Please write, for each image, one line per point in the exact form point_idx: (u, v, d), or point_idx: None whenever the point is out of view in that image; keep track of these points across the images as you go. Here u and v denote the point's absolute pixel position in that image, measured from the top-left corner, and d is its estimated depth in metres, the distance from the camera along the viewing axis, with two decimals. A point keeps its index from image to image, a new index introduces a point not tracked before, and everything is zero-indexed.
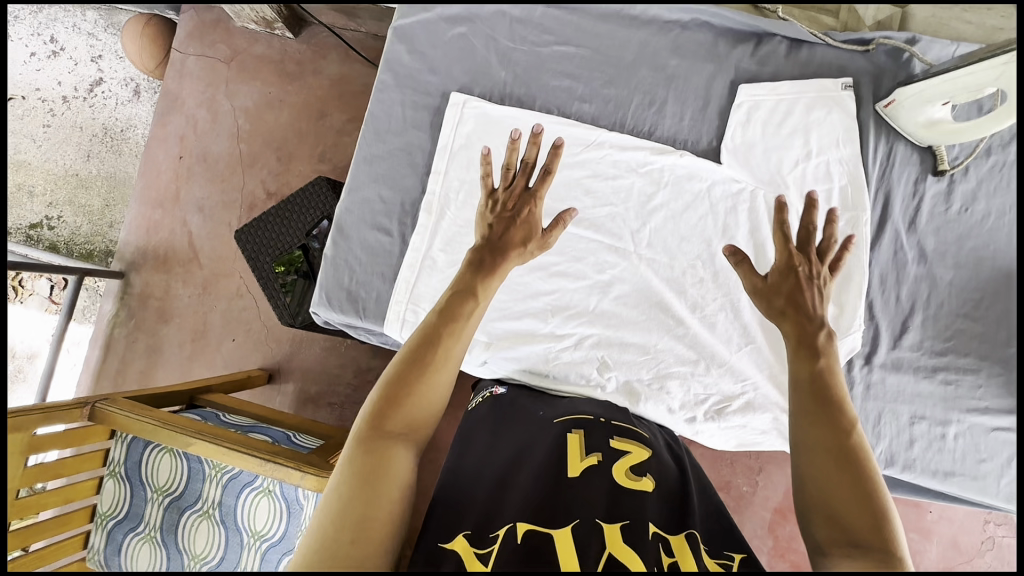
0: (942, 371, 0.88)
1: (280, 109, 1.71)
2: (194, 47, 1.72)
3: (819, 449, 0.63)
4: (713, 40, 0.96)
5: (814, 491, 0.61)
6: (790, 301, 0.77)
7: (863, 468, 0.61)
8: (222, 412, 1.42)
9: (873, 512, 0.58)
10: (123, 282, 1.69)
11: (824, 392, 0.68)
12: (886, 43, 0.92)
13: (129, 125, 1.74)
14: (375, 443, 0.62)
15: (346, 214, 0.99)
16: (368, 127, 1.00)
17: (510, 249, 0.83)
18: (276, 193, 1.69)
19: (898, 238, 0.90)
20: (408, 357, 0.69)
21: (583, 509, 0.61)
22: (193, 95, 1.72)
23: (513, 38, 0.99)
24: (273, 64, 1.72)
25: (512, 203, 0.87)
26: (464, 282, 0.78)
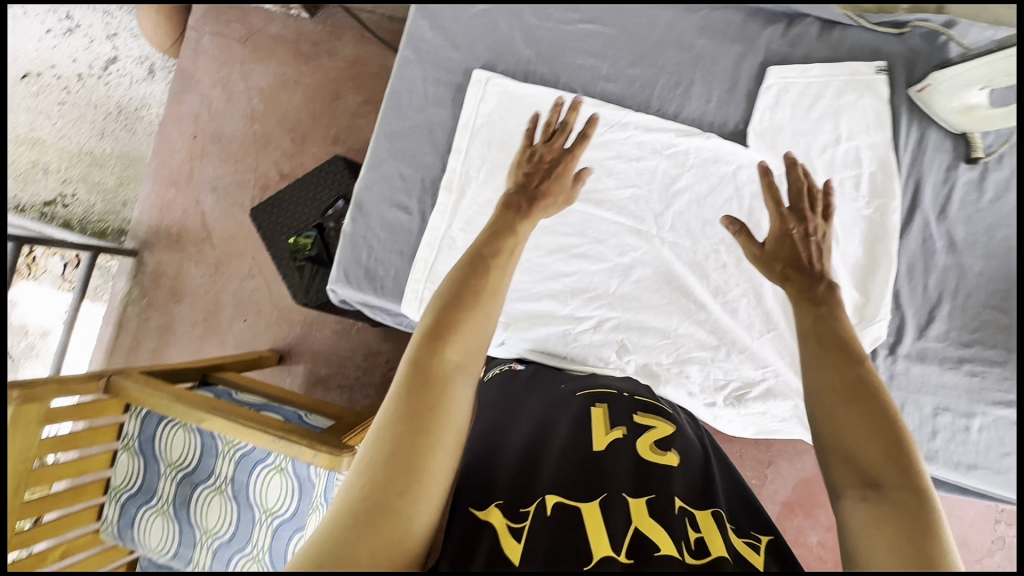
0: (968, 363, 0.86)
1: (295, 89, 1.70)
2: (210, 26, 1.72)
3: (825, 389, 0.59)
4: (743, 20, 0.94)
5: (826, 433, 0.57)
6: (791, 266, 0.77)
7: (874, 400, 0.57)
8: (234, 390, 1.42)
9: (891, 446, 0.53)
10: (136, 261, 1.69)
11: (831, 338, 0.64)
12: (923, 25, 0.89)
13: (143, 104, 1.74)
14: (426, 380, 0.57)
15: (366, 191, 0.98)
16: (389, 104, 0.99)
17: (543, 198, 0.83)
18: (289, 174, 1.68)
19: (927, 226, 0.88)
20: (455, 289, 0.64)
21: (610, 484, 0.61)
22: (208, 74, 1.72)
23: (538, 16, 0.97)
24: (289, 43, 1.70)
25: (552, 157, 0.88)
26: (500, 223, 0.75)
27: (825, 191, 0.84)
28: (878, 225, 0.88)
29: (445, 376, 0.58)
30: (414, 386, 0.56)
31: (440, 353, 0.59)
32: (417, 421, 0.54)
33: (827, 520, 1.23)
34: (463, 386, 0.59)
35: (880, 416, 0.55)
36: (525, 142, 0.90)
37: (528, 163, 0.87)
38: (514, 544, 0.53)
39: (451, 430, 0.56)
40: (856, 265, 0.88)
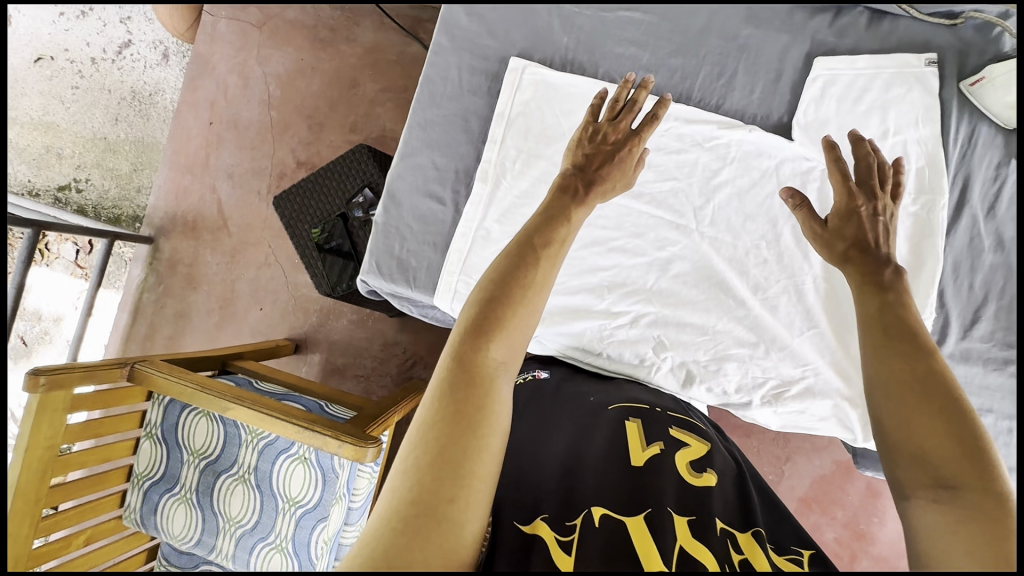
0: (1013, 364, 0.85)
1: (312, 76, 1.67)
2: (226, 11, 1.70)
3: (898, 386, 0.58)
4: (788, 9, 0.91)
5: (896, 432, 0.56)
6: (855, 245, 0.75)
7: (948, 395, 0.56)
8: (254, 378, 1.42)
9: (967, 445, 0.52)
10: (152, 247, 1.68)
11: (897, 329, 0.64)
12: (977, 16, 0.86)
13: (157, 89, 1.71)
14: (470, 377, 0.54)
15: (398, 180, 0.97)
16: (423, 91, 0.97)
17: (602, 185, 0.76)
18: (307, 162, 1.66)
19: (975, 224, 0.87)
20: (499, 282, 0.61)
21: (654, 499, 0.58)
22: (224, 59, 1.69)
23: (577, 3, 0.95)
24: (307, 29, 1.68)
25: (617, 138, 0.80)
26: (546, 210, 0.71)
27: (894, 166, 0.80)
28: (925, 222, 0.86)
29: (491, 374, 0.56)
30: (460, 383, 0.54)
31: (484, 350, 0.57)
32: (464, 421, 0.51)
33: (844, 517, 1.22)
34: (506, 384, 0.57)
35: (955, 414, 0.54)
36: (588, 116, 0.82)
37: (588, 144, 0.80)
38: (566, 557, 0.52)
39: (497, 432, 0.53)
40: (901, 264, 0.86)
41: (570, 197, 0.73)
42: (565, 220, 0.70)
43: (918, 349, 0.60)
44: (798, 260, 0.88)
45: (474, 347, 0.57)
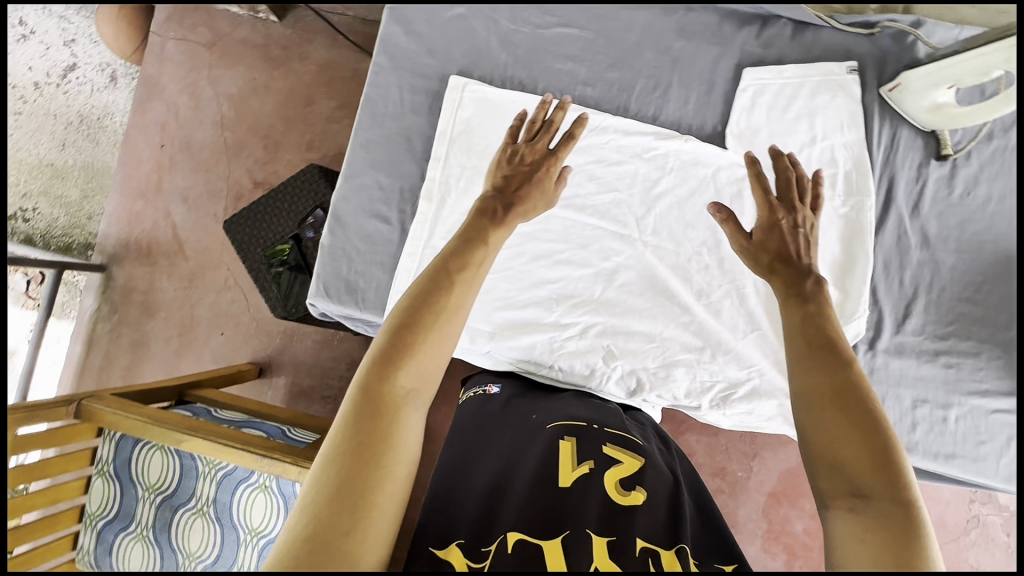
0: (944, 355, 0.88)
1: (265, 95, 1.65)
2: (174, 31, 1.67)
3: (820, 399, 0.61)
4: (717, 22, 0.94)
5: (818, 443, 0.59)
6: (776, 258, 0.78)
7: (860, 404, 0.60)
8: (214, 407, 1.38)
9: (879, 454, 0.56)
10: (104, 275, 1.63)
11: (820, 339, 0.67)
12: (892, 26, 0.91)
13: (106, 113, 1.67)
14: (376, 407, 0.59)
15: (343, 202, 0.96)
16: (364, 111, 0.97)
17: (522, 204, 0.81)
18: (263, 182, 1.64)
19: (901, 222, 0.90)
20: (411, 311, 0.65)
21: (574, 520, 0.62)
22: (173, 80, 1.66)
23: (514, 20, 0.97)
24: (257, 48, 1.66)
25: (533, 159, 0.85)
26: (462, 235, 0.74)
27: (812, 181, 0.85)
28: (854, 223, 0.89)
29: (397, 404, 0.60)
30: (364, 414, 0.58)
31: (391, 381, 0.61)
32: (365, 452, 0.56)
33: (812, 508, 1.25)
34: (413, 412, 0.61)
35: (868, 424, 0.58)
36: (508, 138, 0.87)
37: (508, 165, 0.85)
38: None
39: (401, 460, 0.58)
40: (835, 263, 0.89)
41: (488, 219, 0.77)
42: (479, 244, 0.73)
43: (839, 358, 0.64)
44: (740, 264, 0.90)
45: (382, 378, 0.61)
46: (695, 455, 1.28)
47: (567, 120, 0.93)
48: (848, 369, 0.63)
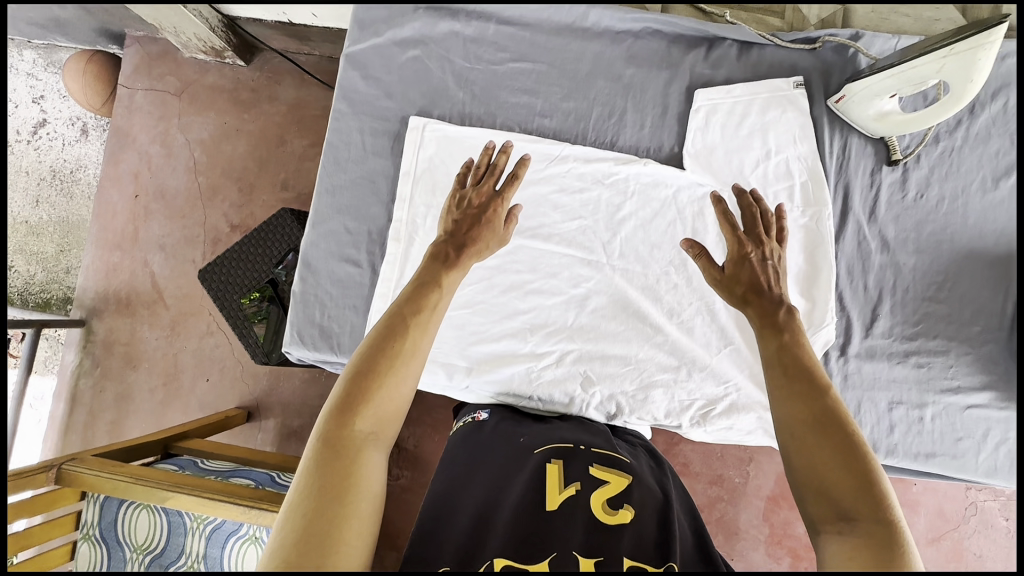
0: (914, 355, 0.90)
1: (237, 139, 1.66)
2: (141, 81, 1.66)
3: (800, 425, 0.65)
4: (666, 47, 0.97)
5: (802, 469, 0.63)
6: (749, 288, 0.82)
7: (839, 430, 0.64)
8: (201, 458, 1.36)
9: (860, 476, 0.60)
10: (85, 330, 1.61)
11: (798, 368, 0.71)
12: (832, 40, 0.92)
13: (79, 166, 1.69)
14: (339, 451, 0.64)
15: (312, 248, 0.96)
16: (327, 157, 0.98)
17: (472, 246, 0.86)
18: (240, 225, 1.64)
19: (860, 228, 0.92)
20: (369, 357, 0.71)
21: (560, 542, 0.63)
22: (144, 130, 1.66)
23: (468, 58, 0.99)
24: (226, 92, 1.67)
25: (479, 201, 0.90)
26: (416, 283, 0.81)
27: (777, 214, 0.89)
28: (815, 232, 0.91)
29: (357, 446, 0.65)
30: (326, 458, 0.63)
31: (351, 425, 0.66)
32: (329, 494, 0.60)
33: None
34: (375, 452, 0.66)
35: (847, 447, 0.62)
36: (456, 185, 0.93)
37: (457, 210, 0.90)
38: None
39: (366, 500, 0.63)
40: (799, 273, 0.91)
41: (440, 263, 0.84)
42: (432, 289, 0.80)
43: (810, 384, 0.68)
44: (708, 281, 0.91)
45: (343, 422, 0.66)
46: (691, 464, 1.27)
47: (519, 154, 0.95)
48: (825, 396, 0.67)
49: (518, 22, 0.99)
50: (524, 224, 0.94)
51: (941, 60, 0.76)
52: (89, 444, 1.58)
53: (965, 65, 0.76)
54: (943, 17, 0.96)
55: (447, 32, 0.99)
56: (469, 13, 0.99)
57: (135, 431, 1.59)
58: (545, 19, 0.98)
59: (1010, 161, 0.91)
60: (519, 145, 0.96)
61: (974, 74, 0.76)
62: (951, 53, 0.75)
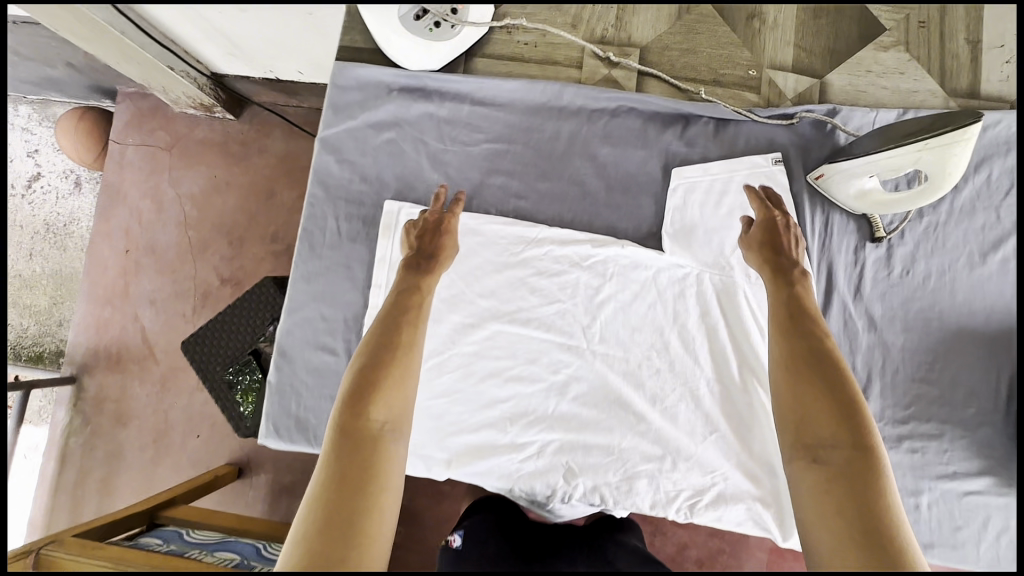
0: (907, 440, 0.86)
1: (227, 193, 1.65)
2: (133, 137, 1.65)
3: (795, 359, 0.74)
4: (641, 124, 0.96)
5: (790, 402, 0.71)
6: (770, 248, 0.84)
7: (829, 371, 0.71)
8: (186, 529, 1.27)
9: (839, 411, 0.67)
10: (74, 388, 1.57)
11: (794, 311, 0.79)
12: (809, 116, 0.92)
13: (72, 219, 1.67)
14: (357, 440, 0.65)
15: (288, 336, 0.95)
16: (303, 243, 0.97)
17: (442, 251, 0.88)
18: (231, 278, 1.62)
19: (846, 307, 0.90)
20: (375, 352, 0.74)
21: None
22: (135, 186, 1.65)
23: (443, 139, 0.98)
24: (217, 146, 1.66)
25: (433, 219, 0.91)
26: (407, 283, 0.84)
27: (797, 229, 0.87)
28: None
29: (375, 435, 0.66)
30: (347, 446, 0.64)
31: (366, 415, 0.67)
32: (355, 482, 0.61)
33: None
34: (393, 443, 0.67)
35: (832, 387, 0.69)
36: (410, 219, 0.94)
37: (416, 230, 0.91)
38: None
39: (390, 481, 0.64)
40: None
41: (412, 272, 0.86)
42: (420, 288, 0.84)
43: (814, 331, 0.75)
44: (689, 365, 0.90)
45: (356, 416, 0.67)
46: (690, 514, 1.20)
47: (496, 236, 0.94)
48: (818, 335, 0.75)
49: (493, 102, 0.98)
50: (503, 309, 0.93)
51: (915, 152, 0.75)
52: (76, 507, 1.51)
53: (938, 158, 0.74)
54: (924, 87, 0.93)
55: (421, 114, 0.98)
56: (444, 93, 0.99)
57: (124, 494, 1.53)
58: (518, 100, 0.98)
59: (997, 236, 0.89)
60: (493, 228, 0.94)
61: (951, 165, 0.75)
62: (923, 149, 0.74)
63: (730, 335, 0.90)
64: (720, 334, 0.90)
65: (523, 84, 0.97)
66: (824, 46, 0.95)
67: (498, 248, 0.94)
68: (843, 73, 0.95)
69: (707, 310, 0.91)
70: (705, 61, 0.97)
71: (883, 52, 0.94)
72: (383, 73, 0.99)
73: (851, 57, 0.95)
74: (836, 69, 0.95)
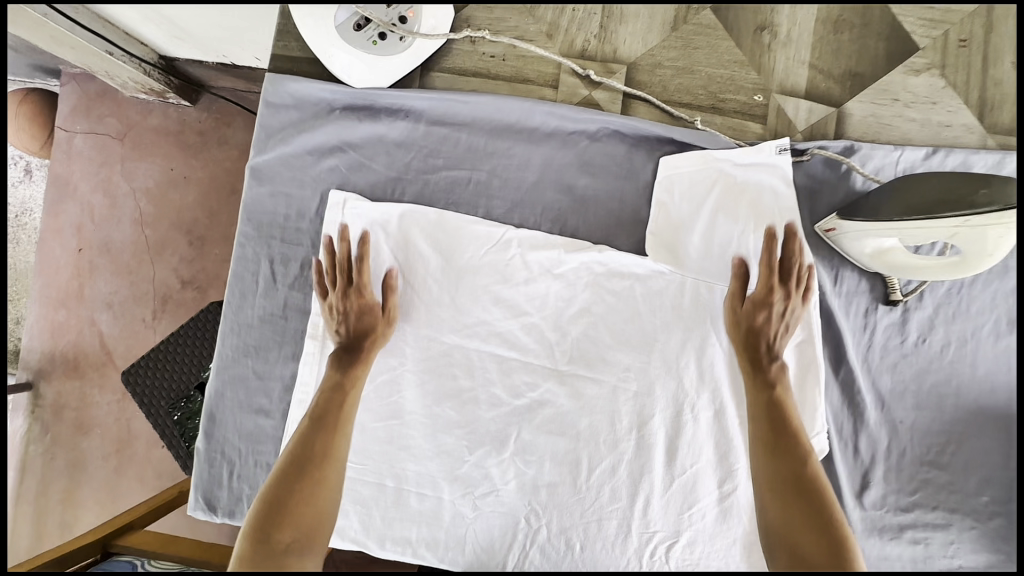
0: (909, 530, 0.77)
1: (185, 188, 1.28)
2: (80, 120, 1.27)
3: (784, 479, 0.69)
4: (626, 152, 0.82)
5: (776, 524, 0.68)
6: (750, 335, 0.76)
7: (819, 496, 0.68)
8: (143, 559, 0.93)
9: (829, 535, 0.65)
10: (30, 394, 1.27)
11: (776, 414, 0.73)
12: (822, 153, 0.78)
13: (25, 210, 1.32)
14: (264, 569, 0.64)
15: (218, 396, 0.84)
16: (233, 290, 0.84)
17: (361, 338, 0.80)
18: (193, 282, 1.29)
19: (853, 379, 0.78)
20: (289, 470, 0.71)
21: None
22: (85, 176, 1.28)
23: (394, 166, 0.84)
24: (171, 135, 1.27)
25: (342, 294, 0.81)
26: (332, 384, 0.78)
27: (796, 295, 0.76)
28: (810, 364, 0.77)
29: (283, 556, 0.65)
30: (254, 568, 0.63)
31: (274, 536, 0.66)
32: None
33: None
34: (301, 566, 0.66)
35: (820, 515, 0.66)
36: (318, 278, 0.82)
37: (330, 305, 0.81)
38: None
39: None
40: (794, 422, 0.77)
41: (338, 366, 0.79)
42: (344, 389, 0.77)
43: (797, 440, 0.71)
44: (672, 437, 0.79)
45: (263, 538, 0.66)
46: None
47: (453, 232, 0.82)
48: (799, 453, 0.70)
49: (453, 121, 0.83)
50: (461, 342, 0.82)
51: (952, 227, 0.63)
52: (38, 523, 1.25)
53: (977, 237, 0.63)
54: (959, 122, 0.79)
55: (370, 136, 0.84)
56: (395, 112, 0.83)
57: (90, 512, 1.25)
58: (482, 120, 0.83)
59: None
60: (455, 226, 0.82)
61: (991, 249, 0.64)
62: (963, 225, 0.62)
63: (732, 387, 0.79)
64: (712, 354, 0.79)
65: (488, 104, 0.82)
66: (845, 68, 0.81)
67: (457, 249, 0.81)
68: (865, 101, 0.80)
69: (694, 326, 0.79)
70: (704, 83, 0.82)
71: (914, 76, 0.80)
72: (323, 89, 0.84)
73: (876, 82, 0.80)
74: (856, 97, 0.80)
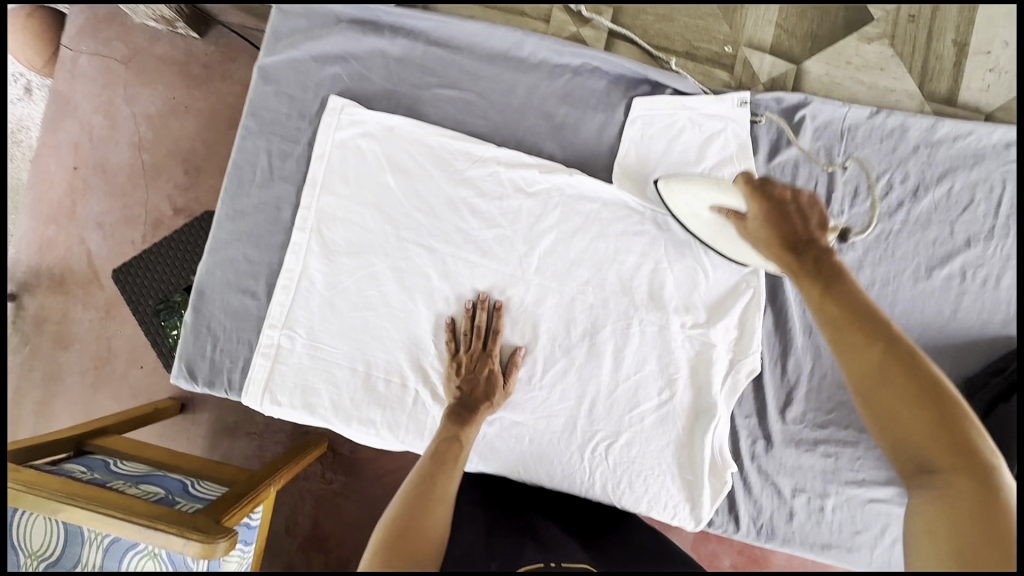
0: (823, 444, 0.87)
1: (186, 118, 1.31)
2: (86, 44, 1.31)
3: (864, 376, 0.66)
4: (605, 88, 0.91)
5: (883, 427, 0.64)
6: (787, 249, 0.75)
7: (911, 375, 0.63)
8: (116, 458, 1.03)
9: (939, 409, 0.60)
10: (14, 304, 1.30)
11: (854, 310, 0.69)
12: (772, 119, 0.87)
13: (20, 127, 1.34)
14: None
15: (208, 277, 0.91)
16: (230, 179, 0.91)
17: (478, 404, 0.84)
18: (185, 209, 1.32)
19: (788, 308, 0.88)
20: (412, 495, 0.70)
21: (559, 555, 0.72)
22: (87, 97, 1.31)
23: (391, 79, 0.91)
24: (177, 65, 1.30)
25: (471, 358, 0.86)
26: (445, 436, 0.80)
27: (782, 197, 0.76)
28: (752, 289, 0.86)
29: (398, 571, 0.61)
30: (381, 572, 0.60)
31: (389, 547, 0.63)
32: None
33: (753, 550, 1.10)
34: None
35: (914, 386, 0.62)
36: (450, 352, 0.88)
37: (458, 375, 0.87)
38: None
39: None
40: (732, 338, 0.86)
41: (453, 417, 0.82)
42: (459, 439, 0.79)
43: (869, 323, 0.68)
44: (621, 356, 0.88)
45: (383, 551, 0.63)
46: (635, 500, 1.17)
47: (441, 145, 0.89)
48: (874, 345, 0.66)
49: (450, 44, 0.91)
50: (437, 246, 0.89)
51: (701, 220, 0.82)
52: (10, 428, 1.29)
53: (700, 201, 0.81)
54: (902, 89, 0.90)
55: (371, 50, 0.91)
56: (397, 29, 0.91)
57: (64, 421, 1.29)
58: (478, 44, 0.91)
59: (946, 251, 0.87)
60: (442, 140, 0.89)
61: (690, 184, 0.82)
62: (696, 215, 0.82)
63: (679, 307, 0.87)
64: (663, 276, 0.87)
65: (482, 31, 0.90)
66: (807, 30, 0.92)
67: (444, 161, 0.89)
68: (821, 61, 0.92)
69: (652, 247, 0.87)
70: (681, 31, 0.94)
71: (866, 43, 0.91)
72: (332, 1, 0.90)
73: (832, 46, 0.92)
74: (814, 57, 0.92)
